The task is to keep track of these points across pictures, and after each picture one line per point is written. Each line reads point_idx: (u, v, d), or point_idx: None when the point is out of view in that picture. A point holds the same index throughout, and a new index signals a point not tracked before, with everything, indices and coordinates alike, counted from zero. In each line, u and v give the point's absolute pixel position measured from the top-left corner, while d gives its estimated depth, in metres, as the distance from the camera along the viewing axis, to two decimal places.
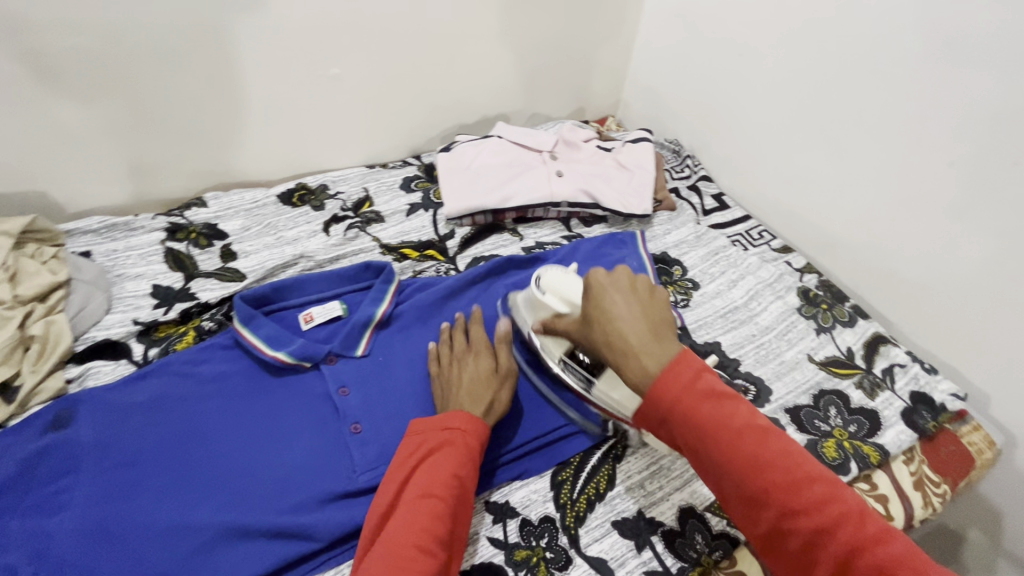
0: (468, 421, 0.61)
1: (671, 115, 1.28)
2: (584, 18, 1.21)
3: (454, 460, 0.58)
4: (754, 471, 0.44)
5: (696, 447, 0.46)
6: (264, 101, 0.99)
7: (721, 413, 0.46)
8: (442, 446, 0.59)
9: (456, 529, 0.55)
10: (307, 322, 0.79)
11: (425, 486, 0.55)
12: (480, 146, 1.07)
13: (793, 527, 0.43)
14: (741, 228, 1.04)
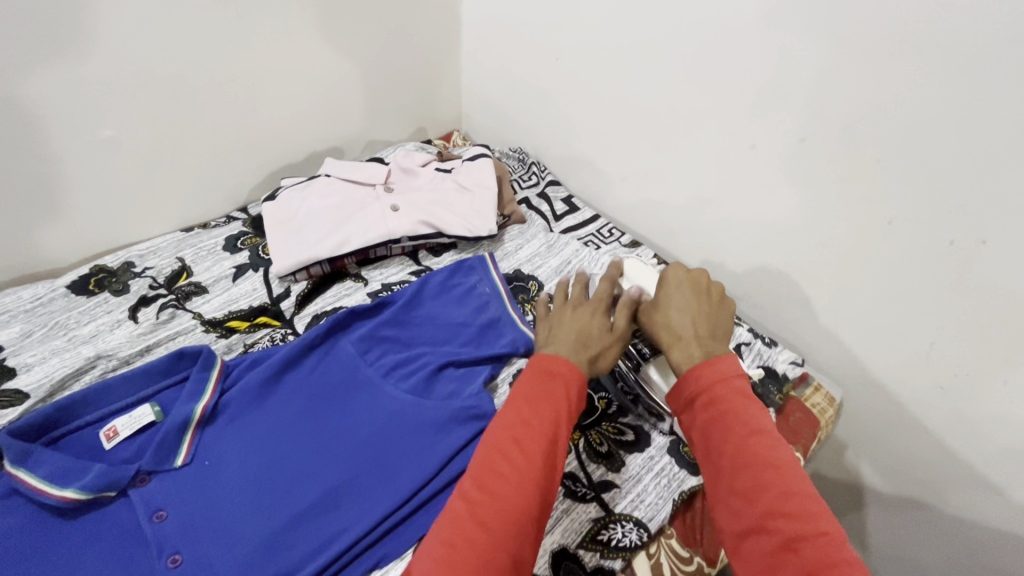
0: (574, 368, 0.59)
1: (512, 124, 1.26)
2: (403, 35, 1.15)
3: (556, 400, 0.55)
4: (757, 459, 0.49)
5: (719, 425, 0.52)
6: (22, 182, 0.83)
7: (749, 411, 0.52)
8: (546, 384, 0.57)
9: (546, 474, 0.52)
10: (110, 439, 0.67)
11: (523, 423, 0.53)
12: (308, 190, 0.98)
13: (772, 526, 0.45)
14: (592, 229, 1.05)
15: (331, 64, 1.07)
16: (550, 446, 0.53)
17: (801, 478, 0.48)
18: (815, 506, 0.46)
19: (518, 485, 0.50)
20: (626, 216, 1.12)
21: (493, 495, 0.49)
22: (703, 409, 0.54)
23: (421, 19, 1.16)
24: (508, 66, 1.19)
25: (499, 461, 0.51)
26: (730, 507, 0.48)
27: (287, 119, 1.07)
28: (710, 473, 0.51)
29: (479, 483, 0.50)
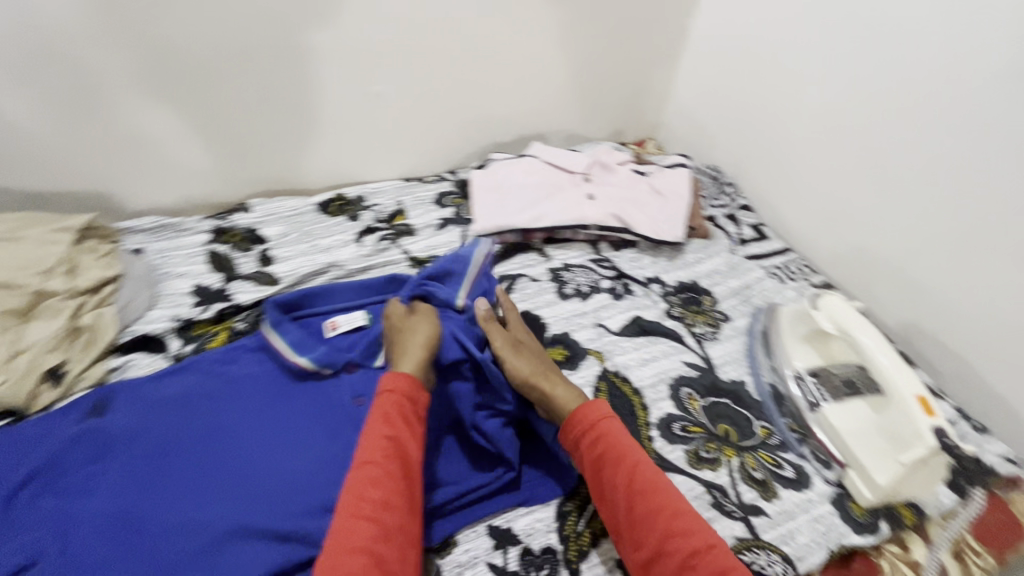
0: (405, 382, 0.63)
1: (715, 141, 1.27)
2: (632, 40, 1.22)
3: (398, 426, 0.61)
4: (644, 490, 0.59)
5: (608, 462, 0.61)
6: (313, 114, 1.04)
7: (629, 444, 0.63)
8: (382, 409, 0.62)
9: (403, 496, 0.57)
10: (331, 329, 0.80)
11: (365, 452, 0.58)
12: (514, 165, 1.07)
13: (672, 547, 0.55)
14: (779, 261, 1.01)
15: (564, 58, 1.18)
16: (396, 465, 0.58)
17: (679, 499, 0.59)
18: (696, 519, 0.57)
19: (387, 496, 0.56)
20: (826, 252, 1.07)
21: (369, 513, 0.54)
22: (590, 453, 0.63)
23: (653, 27, 1.22)
24: (730, 85, 1.20)
25: (363, 482, 0.56)
26: (634, 541, 0.57)
27: (510, 102, 1.20)
28: (607, 512, 0.61)
29: (352, 503, 0.55)
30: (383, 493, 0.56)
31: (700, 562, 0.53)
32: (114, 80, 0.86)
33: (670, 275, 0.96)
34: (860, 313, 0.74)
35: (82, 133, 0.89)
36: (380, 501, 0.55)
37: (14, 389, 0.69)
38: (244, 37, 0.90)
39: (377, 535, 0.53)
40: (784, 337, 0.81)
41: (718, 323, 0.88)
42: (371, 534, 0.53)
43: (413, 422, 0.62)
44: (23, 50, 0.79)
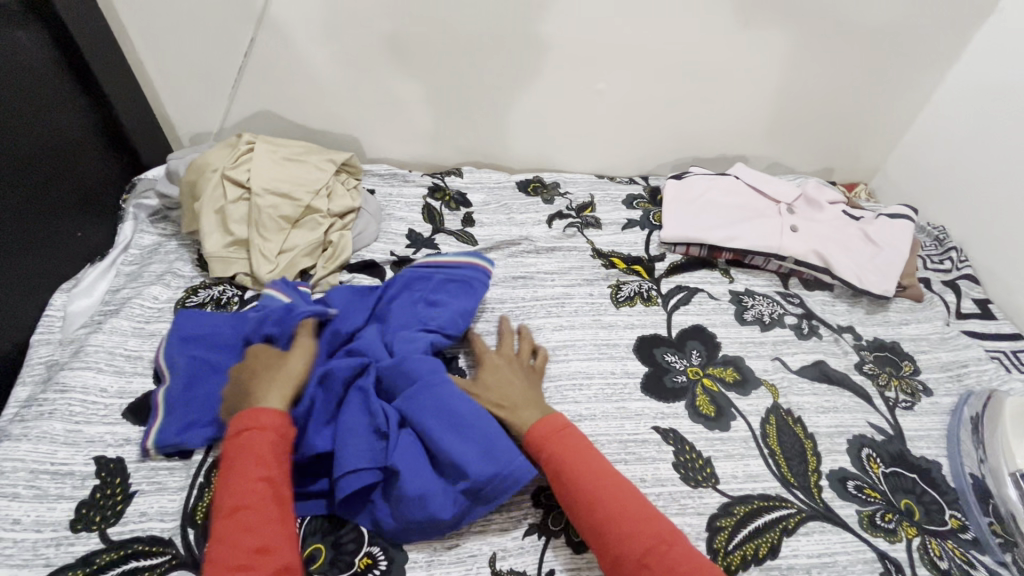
0: (275, 420, 0.57)
1: (946, 199, 1.14)
2: (872, 76, 1.13)
3: (269, 464, 0.54)
4: (597, 497, 0.55)
5: (564, 478, 0.57)
6: (535, 102, 1.12)
7: (581, 453, 0.59)
8: (254, 449, 0.55)
9: (277, 536, 0.51)
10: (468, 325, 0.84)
11: (233, 499, 0.52)
12: (714, 182, 1.05)
13: (629, 553, 0.51)
14: (1006, 346, 0.89)
15: (791, 84, 1.13)
16: (274, 507, 0.52)
17: (639, 502, 0.55)
18: (651, 522, 0.53)
19: (267, 540, 0.50)
20: None
21: (241, 560, 0.48)
22: (546, 467, 0.59)
23: (901, 66, 1.12)
24: (982, 142, 1.06)
25: (234, 532, 0.50)
26: (596, 551, 0.54)
27: (720, 120, 1.19)
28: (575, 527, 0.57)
29: (230, 554, 0.48)
30: (255, 536, 0.50)
31: (659, 560, 0.50)
32: (389, 49, 1.02)
33: (867, 328, 0.89)
34: None
35: (355, 88, 1.07)
36: (256, 547, 0.49)
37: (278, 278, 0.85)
38: (497, 25, 1.00)
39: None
40: (1006, 427, 0.71)
41: (917, 394, 0.80)
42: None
43: (285, 459, 0.56)
44: (334, 14, 0.96)
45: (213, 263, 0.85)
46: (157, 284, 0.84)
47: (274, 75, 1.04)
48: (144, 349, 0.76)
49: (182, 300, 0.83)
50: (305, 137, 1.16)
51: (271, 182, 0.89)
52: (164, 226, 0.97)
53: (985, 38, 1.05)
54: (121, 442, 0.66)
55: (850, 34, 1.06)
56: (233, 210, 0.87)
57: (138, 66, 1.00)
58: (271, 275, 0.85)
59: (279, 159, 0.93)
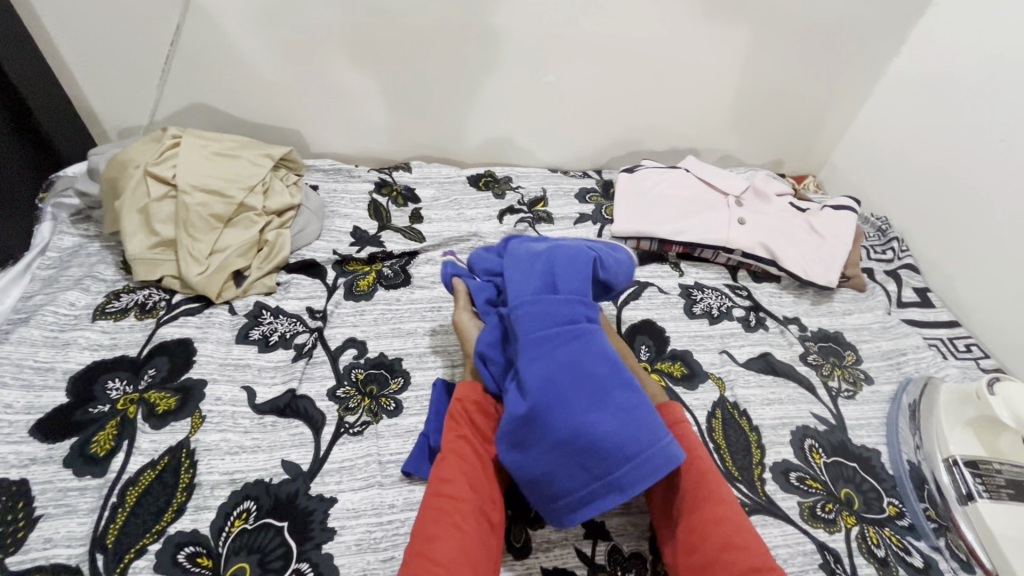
0: (468, 389, 0.65)
1: (889, 190, 1.16)
2: (819, 69, 1.15)
3: (465, 426, 0.62)
4: (706, 495, 0.55)
5: (681, 464, 0.58)
6: (485, 95, 1.10)
7: (703, 453, 0.60)
8: (456, 414, 0.63)
9: (478, 487, 0.56)
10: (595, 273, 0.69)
11: (445, 451, 0.59)
12: (665, 175, 1.05)
13: (724, 557, 0.51)
14: (943, 333, 0.91)
15: (740, 77, 1.14)
16: (475, 459, 0.59)
17: (745, 520, 0.55)
18: (754, 546, 0.52)
19: (468, 480, 0.57)
20: (1006, 338, 0.93)
21: (450, 490, 0.55)
22: None
23: (846, 59, 1.13)
24: (923, 134, 1.08)
25: (444, 475, 0.57)
26: (685, 544, 0.54)
27: (672, 114, 1.19)
28: (669, 520, 0.57)
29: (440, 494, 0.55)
30: (459, 478, 0.56)
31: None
32: (327, 39, 0.97)
33: (812, 318, 0.90)
34: None
35: (294, 79, 1.02)
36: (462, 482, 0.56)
37: (208, 281, 0.80)
38: (441, 15, 0.96)
39: (465, 513, 0.53)
40: (941, 416, 0.72)
41: (858, 383, 0.81)
42: (461, 510, 0.53)
43: (484, 424, 0.63)
44: (267, 1, 0.91)
45: (136, 266, 0.80)
46: (75, 290, 0.79)
47: (206, 65, 0.98)
48: (57, 360, 0.70)
49: (102, 306, 0.78)
50: (245, 131, 1.10)
51: (199, 178, 0.84)
52: (86, 227, 0.90)
53: (924, 32, 1.07)
54: (25, 462, 0.61)
55: (797, 27, 1.06)
56: (158, 208, 0.81)
57: (53, 54, 0.92)
58: (201, 277, 0.80)
59: (208, 154, 0.87)
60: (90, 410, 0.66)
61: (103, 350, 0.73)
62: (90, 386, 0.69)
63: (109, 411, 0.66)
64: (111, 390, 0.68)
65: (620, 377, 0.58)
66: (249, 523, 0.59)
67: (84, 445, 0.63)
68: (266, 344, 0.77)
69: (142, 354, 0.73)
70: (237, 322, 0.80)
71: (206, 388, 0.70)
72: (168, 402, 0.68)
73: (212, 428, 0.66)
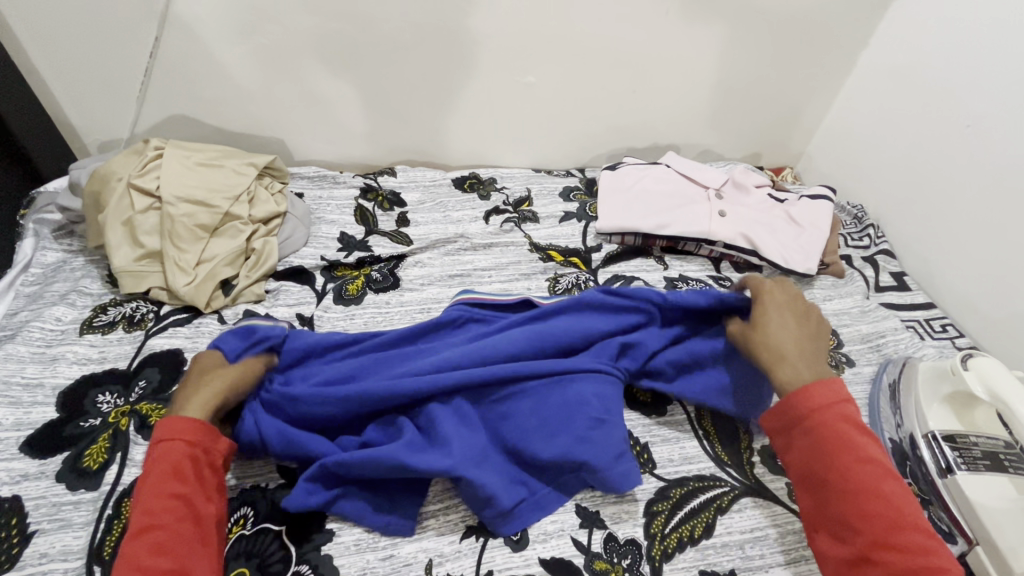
0: (191, 428, 0.57)
1: (863, 178, 1.19)
2: (791, 63, 1.18)
3: (187, 482, 0.54)
4: (864, 490, 0.54)
5: (829, 458, 0.56)
6: (466, 99, 1.11)
7: (855, 439, 0.56)
8: (169, 462, 0.55)
9: (186, 554, 0.51)
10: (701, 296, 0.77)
11: (147, 517, 0.51)
12: (646, 171, 1.07)
13: (885, 557, 0.51)
14: (920, 315, 0.94)
15: (715, 73, 1.16)
16: (190, 526, 0.52)
17: (908, 507, 0.54)
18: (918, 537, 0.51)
19: (179, 561, 0.50)
20: (979, 317, 0.96)
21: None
22: (808, 437, 0.58)
23: (816, 53, 1.16)
24: (892, 124, 1.11)
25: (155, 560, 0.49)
26: (840, 532, 0.54)
27: (650, 111, 1.21)
28: (817, 506, 0.57)
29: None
30: (170, 557, 0.49)
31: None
32: (305, 48, 0.98)
33: None
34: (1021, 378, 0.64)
35: (275, 88, 1.03)
36: (169, 567, 0.49)
37: (196, 291, 0.80)
38: (420, 22, 0.97)
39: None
40: (919, 393, 0.74)
41: (840, 366, 0.84)
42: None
43: (207, 476, 0.56)
44: (246, 12, 0.91)
45: (123, 279, 0.79)
46: (61, 305, 0.78)
47: (186, 76, 0.98)
48: (45, 376, 0.70)
49: (90, 320, 0.78)
50: (227, 141, 1.10)
51: (183, 189, 0.84)
52: (69, 242, 0.90)
53: (891, 25, 1.11)
54: (18, 479, 0.61)
55: (768, 22, 1.09)
56: (142, 220, 0.81)
57: (29, 69, 0.92)
58: (188, 287, 0.80)
59: (191, 164, 0.87)
60: (82, 424, 0.66)
61: (92, 364, 0.72)
62: (81, 401, 0.68)
63: (101, 424, 0.66)
64: (102, 403, 0.68)
65: (566, 394, 0.64)
66: (247, 528, 0.59)
67: (76, 459, 0.63)
68: None
69: (131, 366, 0.73)
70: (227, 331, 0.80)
71: None
72: (160, 413, 0.68)
73: None
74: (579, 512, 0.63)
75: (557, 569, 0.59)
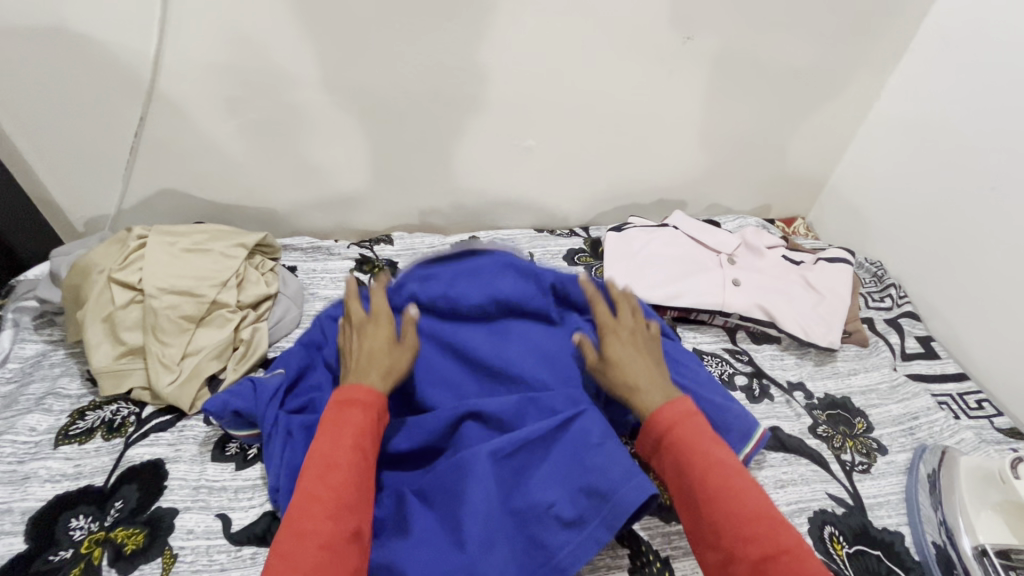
0: (372, 394, 0.58)
1: (880, 231, 1.14)
2: (800, 115, 1.14)
3: (364, 434, 0.55)
4: (718, 493, 0.52)
5: (685, 469, 0.54)
6: (464, 163, 1.07)
7: (706, 446, 0.55)
8: (354, 415, 0.56)
9: (358, 502, 0.51)
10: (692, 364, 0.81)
11: (328, 456, 0.52)
12: (654, 234, 1.02)
13: (746, 555, 0.48)
14: (953, 388, 0.88)
15: (721, 127, 1.12)
16: (362, 478, 0.52)
17: (761, 498, 0.52)
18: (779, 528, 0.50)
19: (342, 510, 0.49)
20: (1016, 387, 0.90)
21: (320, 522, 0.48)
22: (667, 453, 0.57)
23: (826, 104, 1.13)
24: (909, 177, 1.07)
25: (326, 494, 0.49)
26: (708, 544, 0.52)
27: (655, 167, 1.17)
28: (686, 518, 0.54)
29: (316, 509, 0.48)
30: (343, 501, 0.50)
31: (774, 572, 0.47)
32: (300, 119, 0.95)
33: (817, 382, 0.87)
34: None
35: (267, 160, 0.99)
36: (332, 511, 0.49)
37: (180, 391, 0.75)
38: (414, 90, 0.94)
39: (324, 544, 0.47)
40: (964, 493, 0.68)
41: (872, 454, 0.78)
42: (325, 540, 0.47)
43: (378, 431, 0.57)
44: (236, 87, 0.88)
45: (103, 380, 0.75)
46: (35, 412, 0.73)
47: (174, 153, 0.95)
48: (15, 499, 0.65)
49: (66, 428, 0.72)
50: (217, 213, 1.06)
51: (166, 279, 0.79)
52: (50, 332, 0.85)
53: (902, 75, 1.07)
54: None
55: (775, 75, 1.06)
56: (123, 316, 0.77)
57: (12, 151, 0.89)
58: (172, 387, 0.75)
59: (177, 251, 0.83)
60: (49, 558, 0.61)
61: (66, 482, 0.67)
62: (52, 527, 0.63)
63: (71, 557, 0.61)
64: (74, 530, 0.63)
65: (572, 436, 0.67)
66: None
67: None
68: (244, 458, 0.72)
69: (108, 483, 0.68)
70: (212, 434, 0.74)
71: (178, 519, 0.64)
72: (137, 540, 0.62)
73: (186, 567, 0.61)
74: None
75: None
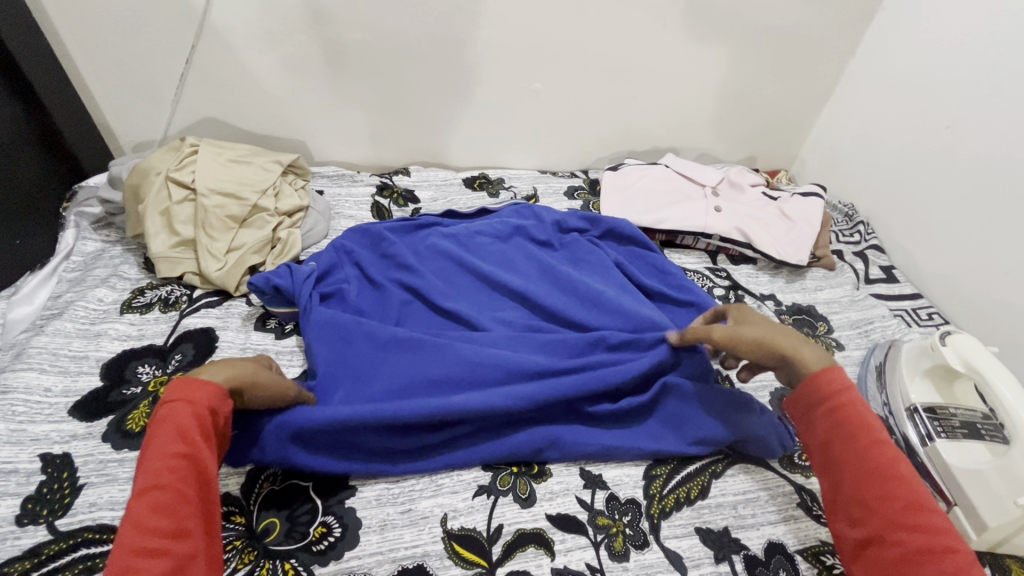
0: (204, 391, 0.55)
1: (854, 180, 1.25)
2: (783, 70, 1.24)
3: (190, 440, 0.51)
4: (881, 474, 0.55)
5: (839, 441, 0.58)
6: (475, 103, 1.18)
7: (875, 424, 0.57)
8: (175, 423, 0.52)
9: (193, 510, 0.49)
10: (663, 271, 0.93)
11: (149, 476, 0.48)
12: (647, 170, 1.13)
13: (898, 537, 0.51)
14: (908, 305, 1.00)
15: (712, 80, 1.23)
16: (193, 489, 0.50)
17: (922, 492, 0.54)
18: (933, 524, 0.51)
19: (182, 523, 0.47)
20: (965, 307, 1.01)
21: (151, 543, 0.45)
22: (824, 421, 0.59)
23: (808, 61, 1.23)
24: (879, 128, 1.18)
25: (146, 513, 0.46)
26: (850, 515, 0.56)
27: (650, 116, 1.27)
28: (829, 486, 0.59)
29: (144, 531, 0.45)
30: (171, 518, 0.47)
31: (929, 562, 0.49)
32: (330, 53, 1.05)
33: (787, 295, 0.98)
34: (998, 360, 0.69)
35: (299, 92, 1.10)
36: (171, 528, 0.46)
37: (226, 276, 0.86)
38: (432, 31, 1.04)
39: (170, 569, 0.44)
40: (902, 370, 0.79)
41: (830, 349, 0.88)
42: (164, 567, 0.44)
43: (214, 434, 0.54)
44: (273, 21, 0.99)
45: (159, 264, 0.85)
46: (102, 287, 0.84)
47: (218, 82, 1.06)
48: (89, 349, 0.76)
49: (129, 301, 0.84)
50: (251, 142, 1.17)
51: (216, 183, 0.91)
52: (108, 233, 0.96)
53: (878, 34, 1.17)
54: (68, 438, 0.66)
55: (761, 31, 1.16)
56: (179, 211, 0.88)
57: (76, 73, 1.00)
58: (220, 272, 0.86)
59: (223, 161, 0.95)
60: (124, 392, 0.72)
61: (132, 340, 0.78)
62: (122, 372, 0.74)
63: (141, 392, 0.72)
64: (142, 374, 0.74)
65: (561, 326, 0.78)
66: (276, 484, 0.64)
67: (120, 422, 0.68)
68: (282, 331, 0.83)
69: (168, 342, 0.79)
70: (253, 312, 0.86)
71: None
72: None
73: None
74: (582, 473, 0.67)
75: (562, 524, 0.63)
